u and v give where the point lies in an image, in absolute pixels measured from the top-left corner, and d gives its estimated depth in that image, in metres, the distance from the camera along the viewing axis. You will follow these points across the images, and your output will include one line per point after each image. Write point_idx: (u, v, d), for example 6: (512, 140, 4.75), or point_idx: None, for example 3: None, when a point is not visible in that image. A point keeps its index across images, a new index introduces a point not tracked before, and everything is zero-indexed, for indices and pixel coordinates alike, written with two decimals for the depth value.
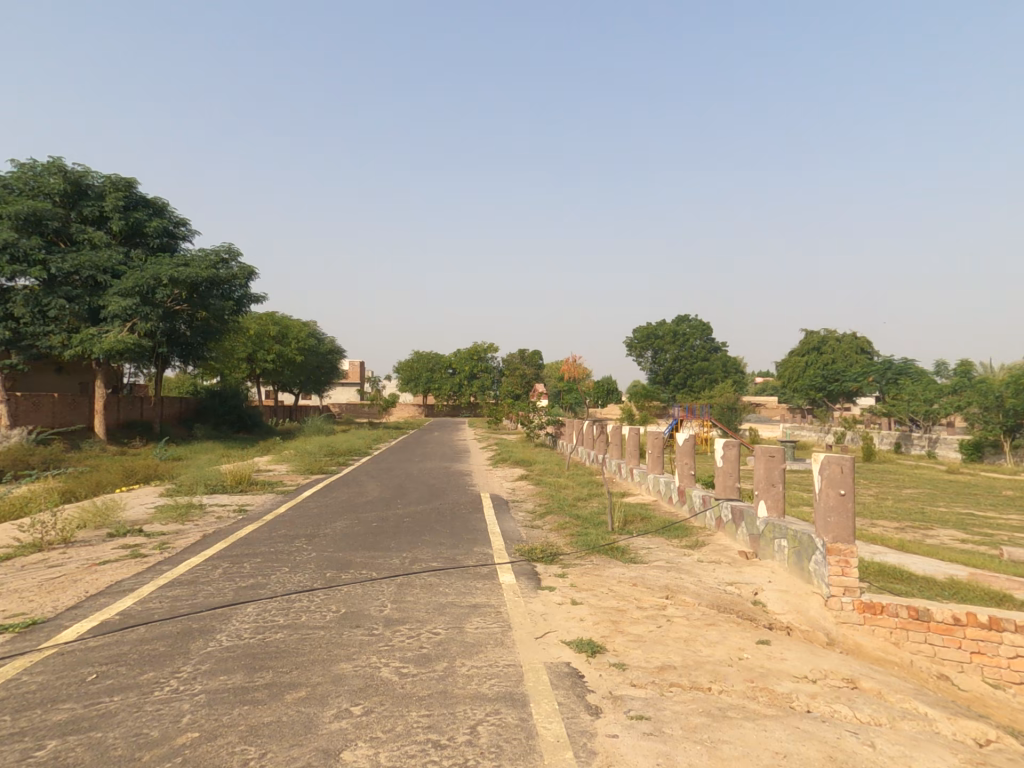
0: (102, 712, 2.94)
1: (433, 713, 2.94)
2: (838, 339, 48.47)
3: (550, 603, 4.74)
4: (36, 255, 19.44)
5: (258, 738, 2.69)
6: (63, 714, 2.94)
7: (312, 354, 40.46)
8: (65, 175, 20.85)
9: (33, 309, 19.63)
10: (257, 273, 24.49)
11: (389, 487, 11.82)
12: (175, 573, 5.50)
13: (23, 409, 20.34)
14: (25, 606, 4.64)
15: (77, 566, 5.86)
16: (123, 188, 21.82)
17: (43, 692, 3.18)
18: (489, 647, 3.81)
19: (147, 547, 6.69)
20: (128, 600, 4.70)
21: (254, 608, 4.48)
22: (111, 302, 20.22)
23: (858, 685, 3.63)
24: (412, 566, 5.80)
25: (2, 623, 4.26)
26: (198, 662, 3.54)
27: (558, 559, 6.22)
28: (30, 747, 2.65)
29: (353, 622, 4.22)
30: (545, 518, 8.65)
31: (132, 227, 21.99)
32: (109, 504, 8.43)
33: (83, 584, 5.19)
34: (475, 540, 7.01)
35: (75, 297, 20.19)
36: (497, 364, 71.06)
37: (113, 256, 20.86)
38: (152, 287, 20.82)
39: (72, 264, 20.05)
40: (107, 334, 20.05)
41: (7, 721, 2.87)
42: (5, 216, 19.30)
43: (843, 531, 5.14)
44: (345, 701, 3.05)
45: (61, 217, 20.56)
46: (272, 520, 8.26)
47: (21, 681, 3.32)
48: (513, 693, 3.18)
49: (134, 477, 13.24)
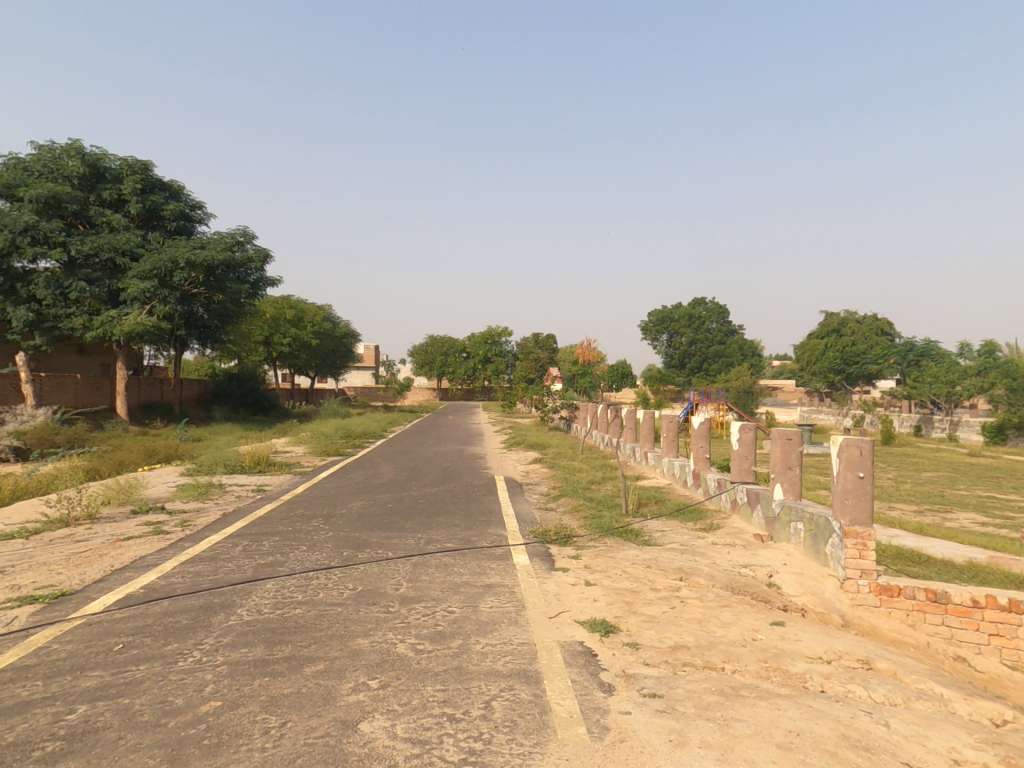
0: (129, 680, 3.04)
1: (447, 688, 3.00)
2: (858, 320, 47.61)
3: (563, 584, 4.78)
4: (56, 237, 19.75)
5: (278, 708, 2.77)
6: (91, 680, 3.05)
7: (328, 338, 40.97)
8: (83, 157, 20.97)
9: (55, 292, 20.06)
10: (272, 256, 24.64)
11: (403, 470, 11.97)
12: (196, 549, 5.65)
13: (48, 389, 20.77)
14: (54, 579, 4.80)
15: (103, 541, 6.05)
16: (139, 171, 21.94)
17: (72, 659, 3.30)
18: (502, 625, 3.86)
19: (168, 524, 6.85)
20: (152, 575, 4.83)
21: (274, 585, 4.58)
22: (131, 285, 20.47)
23: (873, 666, 3.62)
24: (427, 546, 5.86)
25: (32, 594, 4.41)
26: (220, 634, 3.64)
27: (572, 541, 6.26)
28: (61, 712, 2.75)
29: (369, 599, 4.31)
30: (558, 501, 8.68)
31: (149, 210, 22.15)
32: (132, 482, 8.66)
33: (109, 559, 5.36)
34: (489, 522, 7.08)
35: (95, 280, 20.54)
36: (512, 349, 71.17)
37: (131, 239, 21.01)
38: (169, 270, 21.06)
39: (92, 247, 20.30)
40: (127, 316, 20.40)
41: (39, 686, 2.99)
42: (26, 199, 19.58)
43: (860, 514, 5.09)
44: (362, 675, 3.11)
45: (80, 200, 20.75)
46: (291, 500, 8.43)
47: (51, 648, 3.45)
48: (527, 670, 3.22)
49: (156, 457, 13.54)
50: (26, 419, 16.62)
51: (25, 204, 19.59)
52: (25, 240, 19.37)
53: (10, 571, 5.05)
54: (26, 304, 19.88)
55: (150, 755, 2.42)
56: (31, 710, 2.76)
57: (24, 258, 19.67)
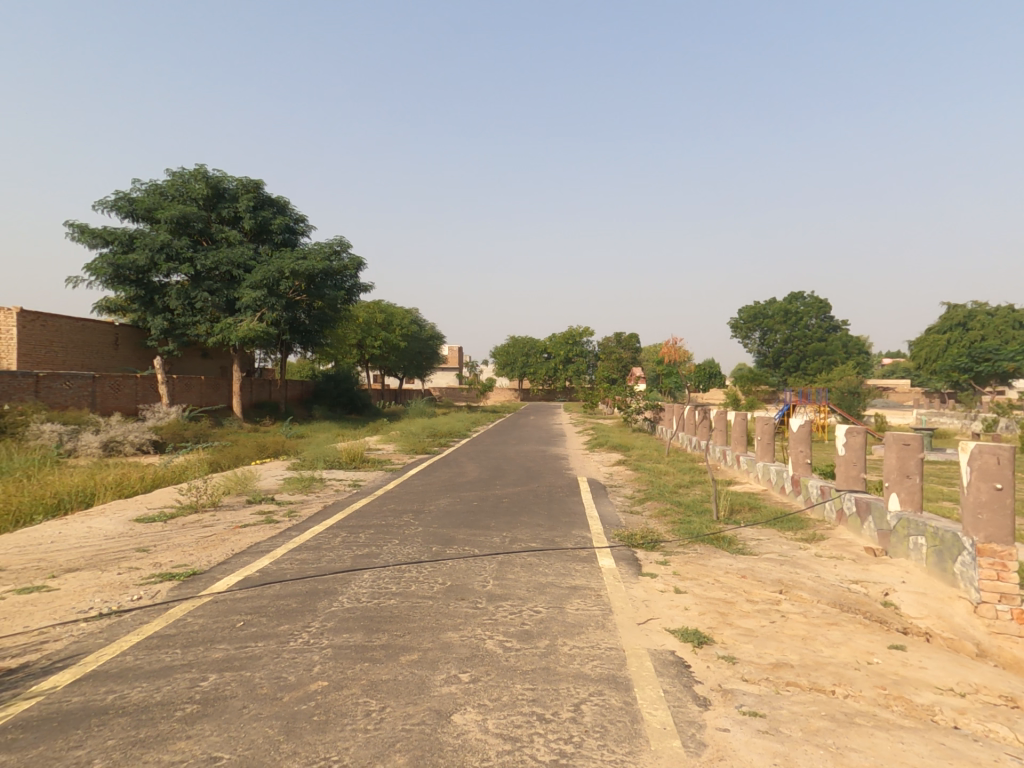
0: (250, 655, 3.33)
1: (536, 687, 3.01)
2: (989, 312, 42.36)
3: (652, 590, 4.65)
4: (185, 253, 22.11)
5: (378, 693, 2.92)
6: (219, 652, 3.38)
7: (414, 340, 42.68)
8: (207, 180, 23.31)
9: (184, 302, 22.46)
10: (364, 263, 26.02)
11: (486, 469, 12.19)
12: (301, 539, 6.08)
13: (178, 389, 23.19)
14: (187, 558, 5.39)
15: (225, 527, 6.69)
16: (252, 189, 24.03)
17: (203, 631, 3.68)
18: (590, 629, 3.82)
19: (278, 514, 7.45)
20: (265, 560, 5.27)
21: (370, 575, 4.83)
22: (245, 295, 22.45)
23: (1017, 704, 3.19)
24: (511, 545, 5.93)
25: (172, 571, 4.96)
26: (324, 619, 3.89)
27: (659, 546, 6.07)
28: (196, 678, 3.06)
29: (458, 594, 4.43)
30: (643, 504, 8.46)
31: (260, 225, 24.19)
32: (247, 474, 9.49)
33: (230, 543, 5.92)
34: (573, 523, 7.04)
35: (215, 291, 22.74)
36: (593, 349, 70.44)
37: (245, 252, 23.04)
38: (276, 279, 22.86)
39: (214, 261, 22.45)
40: (241, 323, 22.41)
41: (178, 654, 3.36)
42: (162, 221, 22.09)
43: (998, 531, 4.52)
44: (453, 668, 3.20)
45: (204, 219, 23.08)
46: (383, 495, 8.85)
47: (186, 621, 3.86)
48: (617, 676, 3.16)
49: (265, 451, 14.78)
50: (162, 415, 18.82)
51: (161, 225, 22.11)
52: (161, 256, 21.85)
53: (153, 550, 5.72)
54: (161, 314, 22.45)
55: (269, 725, 2.63)
56: (172, 674, 3.10)
57: (160, 274, 22.20)
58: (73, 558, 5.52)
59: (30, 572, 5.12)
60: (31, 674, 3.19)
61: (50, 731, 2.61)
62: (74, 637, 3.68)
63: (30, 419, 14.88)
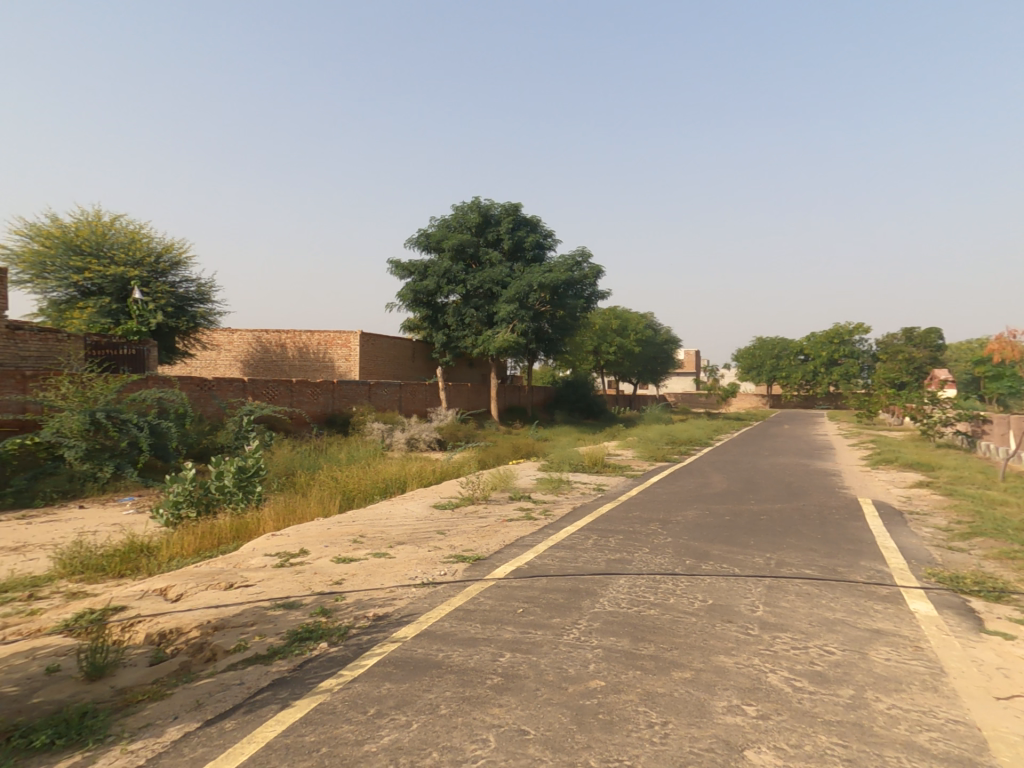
0: (534, 640, 3.73)
1: (851, 745, 2.50)
2: None
3: (1006, 655, 3.53)
4: (459, 277, 25.83)
5: (655, 704, 2.81)
6: (509, 634, 3.89)
7: (649, 345, 42.11)
8: (478, 209, 26.72)
9: (457, 318, 26.28)
10: (604, 272, 26.62)
11: (737, 480, 11.13)
12: (557, 537, 6.34)
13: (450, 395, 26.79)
14: (472, 544, 6.32)
15: (494, 520, 7.43)
16: (513, 213, 26.69)
17: (495, 610, 4.28)
18: (913, 688, 3.05)
19: (536, 512, 7.96)
20: (529, 554, 5.66)
21: (626, 582, 4.73)
22: (501, 309, 25.11)
23: None
24: (784, 569, 5.20)
25: (462, 554, 5.92)
26: (590, 619, 3.94)
27: (1007, 598, 4.60)
28: (496, 654, 3.63)
29: (726, 615, 4.01)
30: (967, 542, 6.61)
31: (517, 244, 26.72)
32: (507, 473, 10.40)
33: (501, 534, 6.61)
34: (864, 553, 5.86)
35: (479, 307, 25.99)
36: (868, 348, 60.00)
37: (503, 271, 25.73)
38: (527, 293, 25.02)
39: (479, 281, 25.63)
40: (498, 334, 25.21)
41: (485, 630, 3.98)
42: (445, 250, 26.20)
43: None
44: (735, 696, 2.87)
45: (474, 244, 26.56)
46: (629, 501, 8.76)
47: (480, 600, 4.57)
48: (973, 760, 2.43)
49: (519, 452, 16.15)
50: (443, 418, 22.14)
51: (444, 254, 26.25)
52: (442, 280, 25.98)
53: (447, 533, 6.95)
54: (442, 330, 26.79)
55: (561, 712, 2.84)
56: (478, 647, 3.75)
57: (441, 295, 26.37)
58: (400, 534, 7.21)
59: (377, 541, 7.03)
60: (390, 622, 4.52)
61: (409, 672, 3.63)
62: (410, 598, 4.95)
63: (365, 418, 19.93)
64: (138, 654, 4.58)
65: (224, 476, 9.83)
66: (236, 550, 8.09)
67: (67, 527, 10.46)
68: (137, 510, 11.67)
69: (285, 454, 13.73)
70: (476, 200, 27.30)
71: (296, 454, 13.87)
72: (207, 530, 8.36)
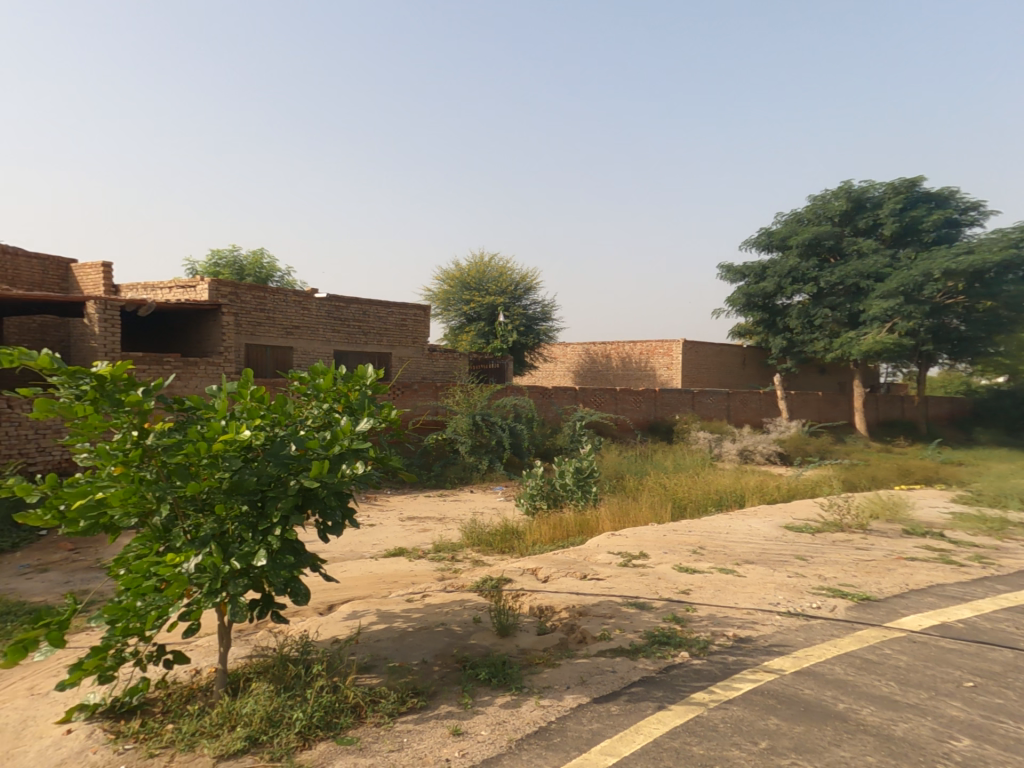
0: (967, 751, 3.18)
1: None
2: None
3: None
4: (812, 274, 24.12)
5: None
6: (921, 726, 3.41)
7: None
8: (850, 195, 24.22)
9: (805, 320, 24.66)
10: None
11: None
12: (975, 611, 5.26)
13: (801, 404, 25.21)
14: (840, 591, 5.66)
15: (888, 555, 6.91)
16: (904, 191, 23.39)
17: (893, 690, 3.80)
18: None
19: (958, 556, 7.08)
20: (932, 625, 4.90)
21: None
22: (874, 306, 22.45)
23: None
24: None
25: (847, 591, 5.66)
26: None
27: None
28: (910, 748, 3.20)
29: None
30: None
31: (904, 228, 23.22)
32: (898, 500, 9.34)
33: (880, 586, 5.82)
34: None
35: (838, 306, 23.76)
36: None
37: (879, 262, 22.74)
38: (920, 284, 21.70)
39: (840, 277, 23.41)
40: (868, 334, 22.79)
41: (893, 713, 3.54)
42: (795, 245, 24.64)
43: None
44: None
45: (836, 235, 24.26)
46: None
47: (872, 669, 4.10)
48: None
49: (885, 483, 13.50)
50: (785, 426, 20.70)
51: (793, 250, 24.75)
52: (790, 280, 24.68)
53: (809, 565, 6.42)
54: (783, 333, 25.56)
55: None
56: (883, 729, 3.37)
57: (787, 295, 25.05)
58: (744, 552, 6.92)
59: (718, 556, 6.85)
60: (760, 650, 4.41)
61: (802, 714, 3.52)
62: (777, 629, 4.79)
63: (691, 427, 19.96)
64: (526, 622, 5.51)
65: (565, 474, 11.00)
66: (581, 543, 8.92)
67: (467, 509, 13.79)
68: (507, 499, 14.42)
69: (614, 460, 14.57)
70: (846, 185, 24.82)
71: (625, 461, 14.63)
72: (557, 522, 9.50)
